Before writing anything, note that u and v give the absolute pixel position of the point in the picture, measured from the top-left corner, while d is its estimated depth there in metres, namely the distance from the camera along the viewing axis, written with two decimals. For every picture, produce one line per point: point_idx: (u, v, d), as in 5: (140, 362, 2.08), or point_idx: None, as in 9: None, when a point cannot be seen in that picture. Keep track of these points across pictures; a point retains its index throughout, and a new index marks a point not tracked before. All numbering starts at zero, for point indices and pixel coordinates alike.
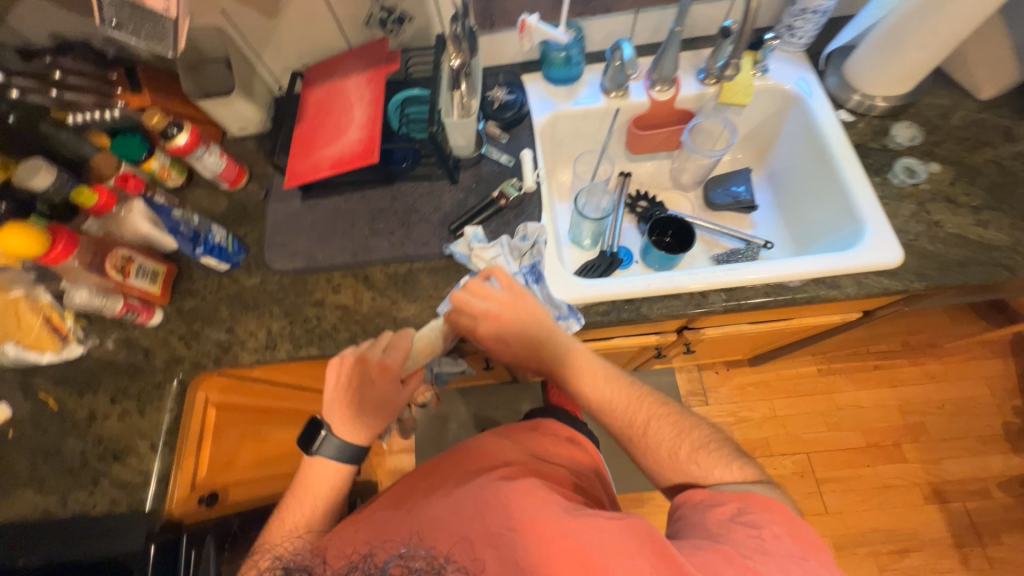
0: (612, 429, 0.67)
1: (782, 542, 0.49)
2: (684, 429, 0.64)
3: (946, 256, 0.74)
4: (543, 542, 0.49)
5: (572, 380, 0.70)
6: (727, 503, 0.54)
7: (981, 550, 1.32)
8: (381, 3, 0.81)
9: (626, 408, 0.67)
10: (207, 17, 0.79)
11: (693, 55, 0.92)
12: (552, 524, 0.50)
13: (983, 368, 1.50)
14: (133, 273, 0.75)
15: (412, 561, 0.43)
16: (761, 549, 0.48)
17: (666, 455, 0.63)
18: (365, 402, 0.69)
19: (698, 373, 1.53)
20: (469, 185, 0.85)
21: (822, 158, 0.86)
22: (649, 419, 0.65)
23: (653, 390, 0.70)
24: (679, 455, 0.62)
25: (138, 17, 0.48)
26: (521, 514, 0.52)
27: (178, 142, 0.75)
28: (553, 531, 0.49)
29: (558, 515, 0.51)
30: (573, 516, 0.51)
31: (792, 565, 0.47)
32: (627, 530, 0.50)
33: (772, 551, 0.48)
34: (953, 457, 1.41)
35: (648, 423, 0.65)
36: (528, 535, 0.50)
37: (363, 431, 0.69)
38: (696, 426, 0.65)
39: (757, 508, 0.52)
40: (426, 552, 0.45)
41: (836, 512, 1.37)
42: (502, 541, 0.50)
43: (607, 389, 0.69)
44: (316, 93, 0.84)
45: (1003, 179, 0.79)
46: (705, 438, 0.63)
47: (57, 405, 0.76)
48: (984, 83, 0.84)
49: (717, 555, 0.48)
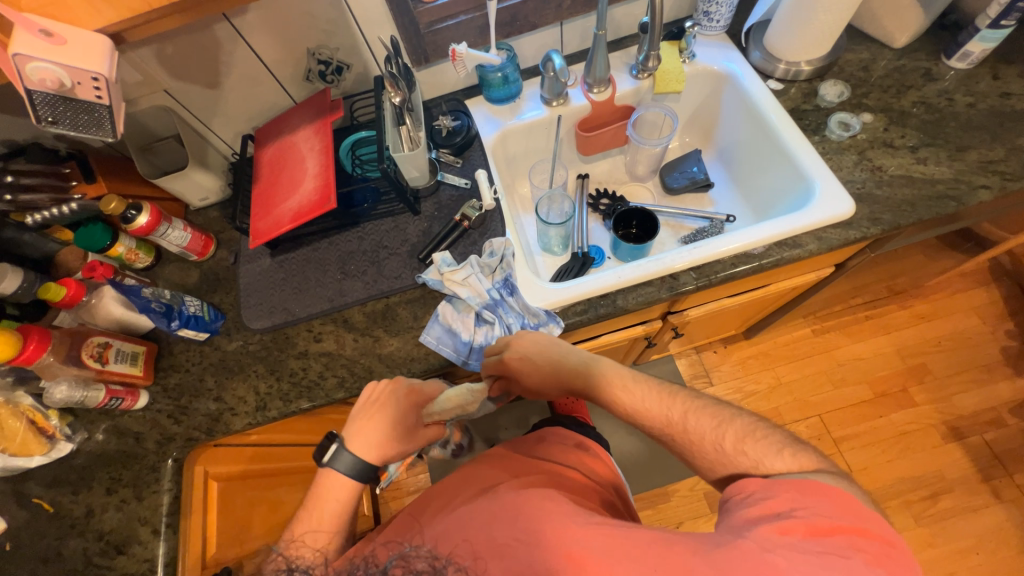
0: (649, 429, 0.65)
1: (799, 528, 0.47)
2: (725, 418, 0.60)
3: (895, 198, 0.76)
4: (552, 557, 0.48)
5: (603, 397, 0.68)
6: (780, 495, 0.50)
7: (1009, 479, 1.32)
8: (317, 56, 0.84)
9: (658, 407, 0.64)
10: (151, 99, 0.81)
11: (622, 54, 0.97)
12: (557, 537, 0.50)
13: (969, 299, 1.52)
14: (112, 358, 0.74)
15: (415, 562, 0.45)
16: (775, 537, 0.46)
17: (711, 450, 0.59)
18: (390, 423, 0.69)
19: (697, 356, 1.53)
20: (432, 214, 0.87)
21: (764, 130, 0.89)
22: (685, 413, 0.62)
23: (682, 385, 0.66)
24: (724, 447, 0.58)
25: (70, 109, 0.50)
26: (527, 527, 0.51)
27: (139, 223, 0.76)
28: (562, 545, 0.49)
29: (564, 526, 0.51)
30: (580, 525, 0.51)
31: (810, 555, 0.44)
32: (637, 535, 0.49)
33: (790, 540, 0.46)
34: (961, 392, 1.42)
35: (684, 417, 0.62)
36: (536, 549, 0.49)
37: (375, 447, 0.67)
38: (736, 413, 0.61)
39: (812, 500, 0.48)
40: (427, 552, 0.47)
41: (861, 469, 1.36)
42: (506, 552, 0.50)
43: (637, 393, 0.66)
44: (268, 152, 0.86)
45: (933, 116, 0.82)
46: (747, 424, 0.59)
47: (51, 509, 0.73)
48: (896, 32, 0.88)
49: (728, 550, 0.46)
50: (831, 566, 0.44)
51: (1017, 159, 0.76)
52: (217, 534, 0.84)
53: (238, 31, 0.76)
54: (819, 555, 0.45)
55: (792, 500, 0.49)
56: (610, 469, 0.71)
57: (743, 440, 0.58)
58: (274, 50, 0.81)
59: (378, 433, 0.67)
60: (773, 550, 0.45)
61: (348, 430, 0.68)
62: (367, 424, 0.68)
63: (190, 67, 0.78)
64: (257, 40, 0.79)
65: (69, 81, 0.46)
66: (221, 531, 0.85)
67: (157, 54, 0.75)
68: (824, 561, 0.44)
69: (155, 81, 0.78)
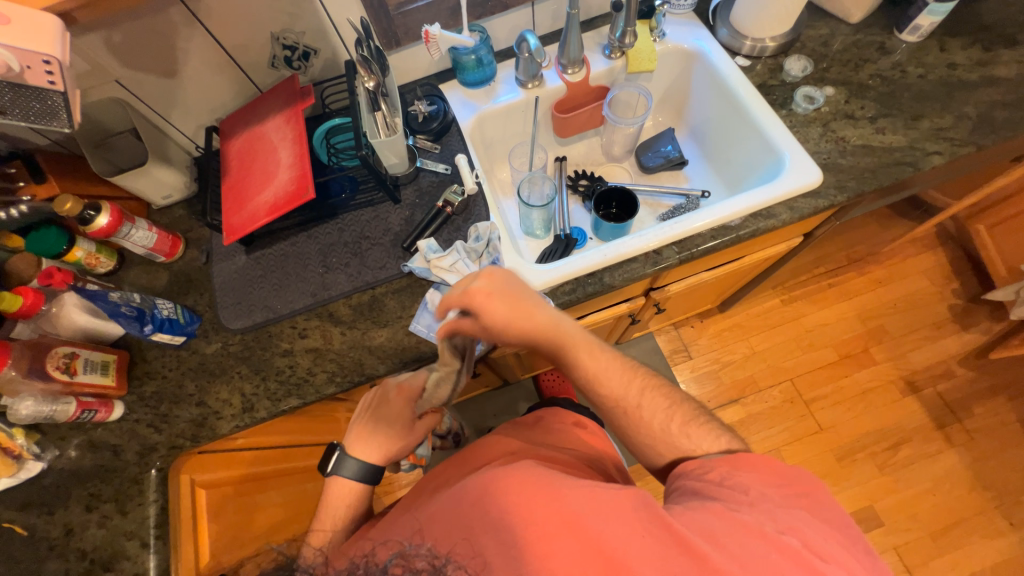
0: (604, 404, 0.66)
1: (774, 495, 0.51)
2: (677, 401, 0.64)
3: (858, 166, 0.81)
4: (537, 521, 0.47)
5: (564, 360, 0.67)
6: (715, 468, 0.55)
7: (960, 425, 1.44)
8: (283, 42, 0.80)
9: (620, 382, 0.65)
10: (102, 91, 0.75)
11: (594, 34, 0.98)
12: (548, 500, 0.49)
13: (920, 263, 1.63)
14: (81, 369, 0.70)
15: (415, 560, 0.43)
16: (753, 501, 0.50)
17: (657, 429, 0.62)
18: (383, 418, 0.70)
19: (676, 332, 1.59)
20: (413, 201, 0.85)
21: (734, 106, 0.91)
22: (643, 390, 0.65)
23: (646, 366, 0.69)
24: (671, 428, 0.61)
25: (21, 97, 0.46)
26: (518, 496, 0.50)
27: (99, 223, 0.71)
28: (546, 509, 0.48)
29: (551, 492, 0.50)
30: (570, 490, 0.50)
31: (784, 514, 0.49)
32: (623, 497, 0.50)
33: (764, 504, 0.50)
34: (916, 349, 1.53)
35: (643, 396, 0.64)
36: (523, 520, 0.48)
37: (376, 446, 0.68)
38: (686, 398, 0.66)
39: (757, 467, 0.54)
40: (427, 551, 0.45)
41: (831, 426, 1.45)
42: (500, 525, 0.49)
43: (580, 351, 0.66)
44: (235, 144, 0.82)
45: (888, 88, 0.87)
46: (692, 409, 0.64)
47: (25, 533, 0.69)
48: (851, 8, 0.93)
49: (710, 513, 0.50)
50: (799, 522, 0.48)
51: (964, 126, 0.82)
52: (209, 542, 0.81)
53: (194, 15, 0.72)
54: (787, 508, 0.50)
55: (758, 470, 0.53)
56: (606, 445, 0.74)
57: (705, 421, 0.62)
58: (234, 35, 0.77)
59: (375, 433, 0.69)
60: (747, 510, 0.49)
61: (348, 438, 0.70)
62: (365, 426, 0.70)
63: (143, 54, 0.73)
64: (215, 25, 0.75)
65: (18, 65, 0.42)
66: (213, 537, 0.82)
67: (106, 42, 0.70)
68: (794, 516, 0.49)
69: (105, 70, 0.73)
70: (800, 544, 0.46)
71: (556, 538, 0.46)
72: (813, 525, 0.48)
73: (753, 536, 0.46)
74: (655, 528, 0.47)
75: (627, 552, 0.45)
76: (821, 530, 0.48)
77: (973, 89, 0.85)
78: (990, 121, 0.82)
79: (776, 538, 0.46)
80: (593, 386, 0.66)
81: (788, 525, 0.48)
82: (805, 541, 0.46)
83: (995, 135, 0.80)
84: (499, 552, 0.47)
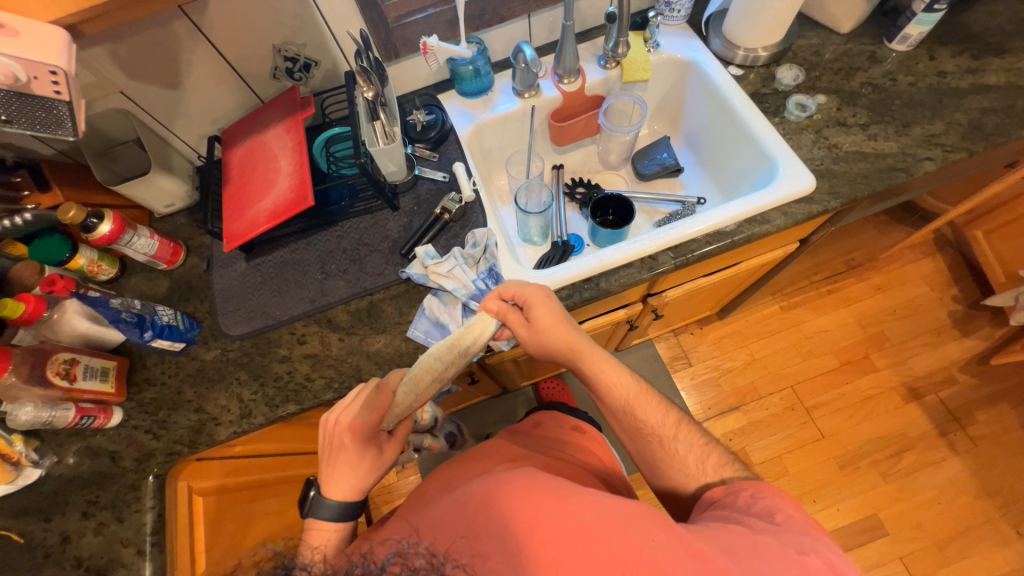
0: (641, 436, 0.68)
1: (792, 519, 0.52)
2: (713, 441, 0.67)
3: (851, 172, 0.82)
4: (543, 528, 0.47)
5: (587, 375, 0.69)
6: (744, 489, 0.58)
7: (963, 432, 1.42)
8: (284, 53, 0.82)
9: (658, 419, 0.67)
10: (107, 102, 0.77)
11: (589, 45, 1.00)
12: (552, 507, 0.48)
13: (919, 269, 1.63)
14: (80, 375, 0.70)
15: (413, 559, 0.43)
16: (779, 528, 0.51)
17: (692, 466, 0.64)
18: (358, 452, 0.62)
19: (676, 339, 1.58)
20: (411, 209, 0.86)
21: (729, 114, 0.93)
22: (678, 423, 0.68)
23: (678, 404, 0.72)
24: (709, 467, 0.63)
25: (27, 106, 0.47)
26: (522, 502, 0.49)
27: (102, 231, 0.72)
28: (553, 515, 0.47)
29: (560, 497, 0.49)
30: (578, 497, 0.50)
31: (806, 538, 0.50)
32: (629, 506, 0.50)
33: (786, 529, 0.51)
34: (917, 355, 1.52)
35: (679, 429, 0.67)
36: (528, 527, 0.47)
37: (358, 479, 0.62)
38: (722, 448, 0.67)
39: (775, 492, 0.56)
40: (425, 549, 0.45)
41: (832, 434, 1.44)
42: (504, 531, 0.47)
43: (618, 378, 0.68)
44: (237, 153, 0.84)
45: (879, 96, 0.88)
46: (722, 453, 0.65)
47: (21, 541, 0.69)
48: (842, 18, 0.94)
49: (728, 531, 0.51)
50: (819, 545, 0.49)
51: (955, 132, 0.83)
52: (206, 551, 0.80)
53: (198, 28, 0.74)
54: (805, 532, 0.50)
55: (769, 495, 0.55)
56: (606, 453, 0.75)
57: (718, 451, 0.65)
58: (238, 49, 0.79)
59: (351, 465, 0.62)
60: (770, 532, 0.50)
61: (324, 474, 0.62)
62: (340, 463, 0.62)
63: (148, 66, 0.75)
64: (219, 38, 0.76)
65: (25, 75, 0.44)
66: (210, 546, 0.81)
67: (111, 54, 0.71)
68: (812, 538, 0.50)
69: (111, 82, 0.74)
70: (825, 565, 0.47)
71: (562, 544, 0.45)
72: (831, 546, 0.49)
73: (775, 554, 0.47)
74: (658, 535, 0.47)
75: (635, 561, 0.45)
76: (838, 552, 0.49)
77: (963, 96, 0.86)
78: (981, 127, 0.83)
79: (798, 558, 0.47)
80: (629, 418, 0.68)
81: (805, 546, 0.48)
82: (826, 561, 0.47)
83: (986, 141, 0.81)
84: (502, 556, 0.46)
